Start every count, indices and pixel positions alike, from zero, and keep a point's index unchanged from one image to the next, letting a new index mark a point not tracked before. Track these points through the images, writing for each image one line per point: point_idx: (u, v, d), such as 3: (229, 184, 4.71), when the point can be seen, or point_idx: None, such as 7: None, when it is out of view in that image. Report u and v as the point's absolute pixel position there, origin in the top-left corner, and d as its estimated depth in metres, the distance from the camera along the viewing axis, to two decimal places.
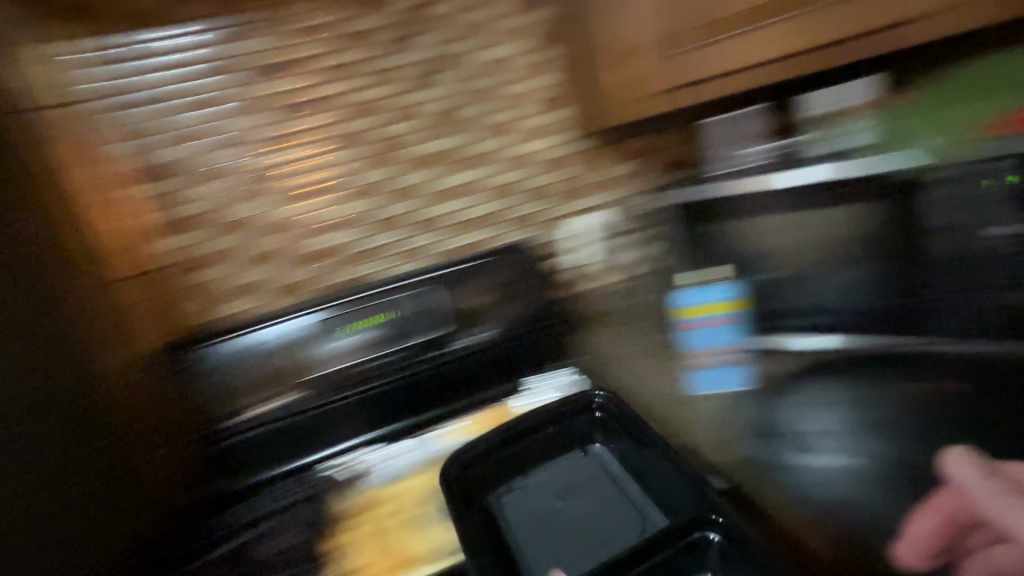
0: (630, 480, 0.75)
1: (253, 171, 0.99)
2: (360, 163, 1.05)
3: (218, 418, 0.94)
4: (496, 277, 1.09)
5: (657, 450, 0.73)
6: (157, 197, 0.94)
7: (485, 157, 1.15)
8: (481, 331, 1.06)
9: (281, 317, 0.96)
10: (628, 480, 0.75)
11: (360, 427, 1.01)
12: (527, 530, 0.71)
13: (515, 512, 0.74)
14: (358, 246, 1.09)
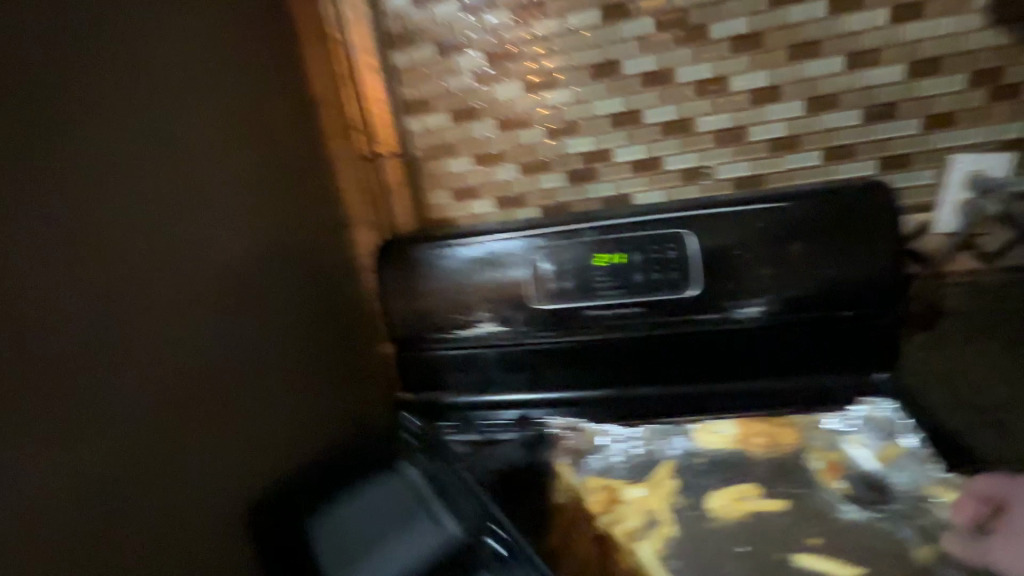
0: (433, 500, 0.70)
1: (502, 47, 0.81)
2: (635, 43, 0.77)
3: (414, 331, 0.85)
4: (817, 236, 0.71)
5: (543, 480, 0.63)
6: (403, 73, 0.85)
7: (827, 45, 0.72)
8: (753, 307, 0.73)
9: (505, 236, 0.81)
10: (427, 489, 0.73)
11: (556, 388, 0.83)
12: (328, 540, 0.68)
13: (327, 528, 0.69)
14: (609, 158, 0.83)
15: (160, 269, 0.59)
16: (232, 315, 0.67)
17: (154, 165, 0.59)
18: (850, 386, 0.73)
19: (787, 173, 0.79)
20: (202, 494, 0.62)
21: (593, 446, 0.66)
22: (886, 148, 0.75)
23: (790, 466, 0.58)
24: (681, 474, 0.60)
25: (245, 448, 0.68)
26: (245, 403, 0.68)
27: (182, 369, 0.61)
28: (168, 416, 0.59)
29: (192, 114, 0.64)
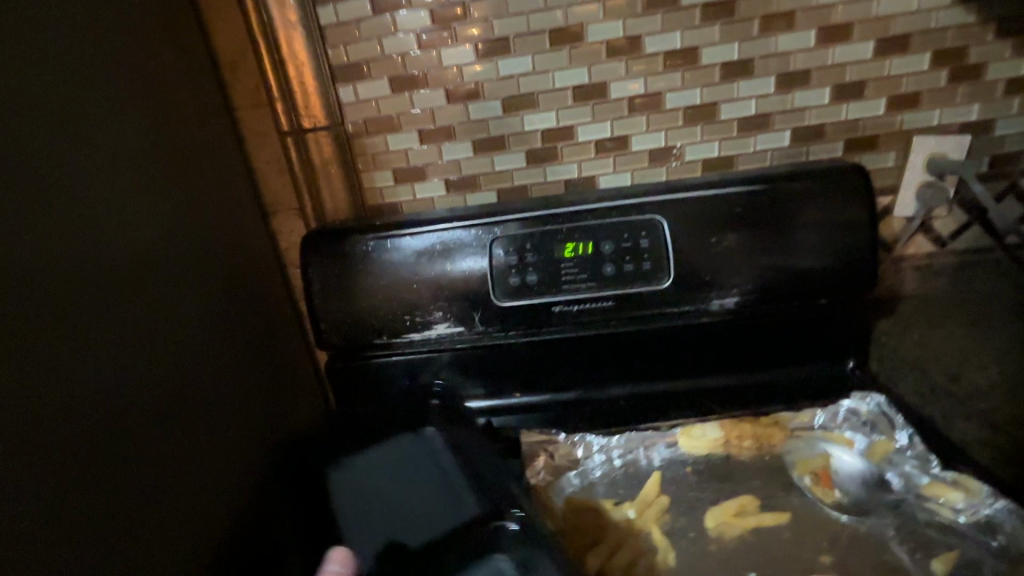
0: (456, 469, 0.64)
1: (449, 5, 0.70)
2: (600, 6, 0.69)
3: (349, 338, 0.73)
4: (791, 222, 0.67)
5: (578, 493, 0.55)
6: (330, 31, 0.72)
7: (798, 17, 0.68)
8: (728, 298, 0.68)
9: (457, 224, 0.71)
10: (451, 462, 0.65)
11: (518, 394, 0.75)
12: (353, 499, 0.64)
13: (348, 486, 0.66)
14: (571, 137, 0.75)
15: (68, 249, 0.47)
16: (154, 314, 0.56)
17: (38, 124, 0.46)
18: (822, 375, 0.71)
19: (756, 155, 0.75)
20: (183, 513, 0.53)
21: (569, 462, 0.59)
22: (853, 129, 0.73)
23: (780, 470, 0.54)
24: (671, 488, 0.54)
25: (189, 467, 0.56)
26: (183, 415, 0.57)
27: (110, 373, 0.48)
28: (108, 424, 0.47)
29: (80, 72, 0.52)
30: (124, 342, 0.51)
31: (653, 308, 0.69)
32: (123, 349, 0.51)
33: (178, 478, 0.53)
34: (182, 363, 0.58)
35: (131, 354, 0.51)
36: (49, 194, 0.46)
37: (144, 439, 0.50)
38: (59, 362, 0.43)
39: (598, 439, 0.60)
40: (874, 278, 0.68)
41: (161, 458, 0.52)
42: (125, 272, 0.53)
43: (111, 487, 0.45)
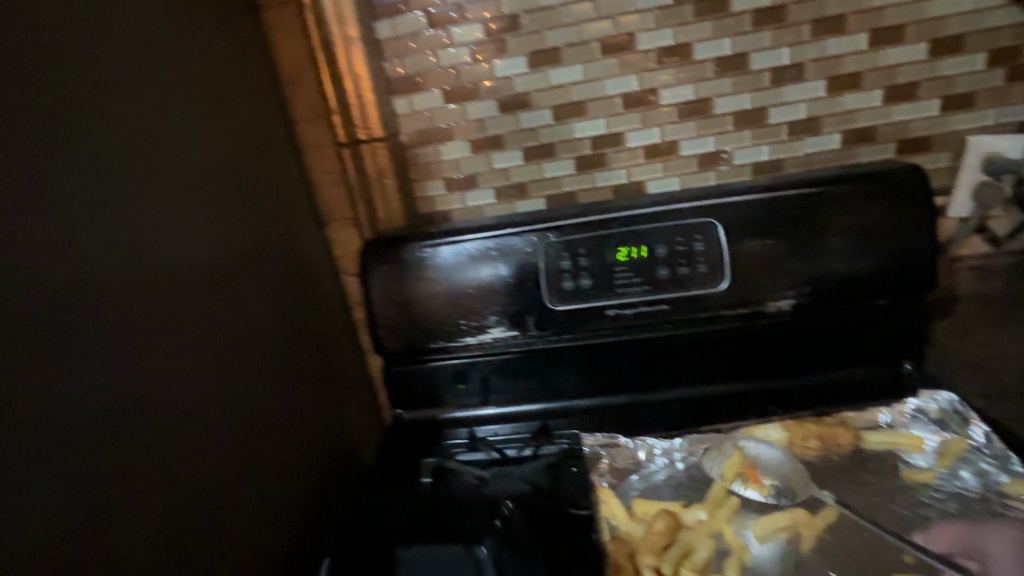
0: None
1: (501, 19, 0.72)
2: (651, 15, 0.71)
3: (406, 343, 0.75)
4: (847, 224, 0.68)
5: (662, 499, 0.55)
6: (386, 46, 0.75)
7: (851, 20, 0.69)
8: (785, 301, 0.69)
9: (510, 231, 0.72)
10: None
11: (569, 397, 0.75)
12: None
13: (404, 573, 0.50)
14: (620, 143, 0.77)
15: (131, 272, 0.50)
16: (222, 315, 0.61)
17: (111, 161, 0.50)
18: (881, 377, 0.71)
19: (805, 157, 0.75)
20: (228, 518, 0.56)
21: (631, 466, 0.60)
22: (905, 130, 0.73)
23: (847, 470, 0.55)
24: (739, 489, 0.55)
25: (246, 453, 0.61)
26: (243, 408, 0.62)
27: (183, 368, 0.54)
28: (176, 419, 0.52)
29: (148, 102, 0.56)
30: (195, 343, 0.56)
31: (708, 311, 0.69)
32: (194, 346, 0.56)
33: (225, 485, 0.57)
34: (245, 360, 0.64)
35: (200, 351, 0.57)
36: (120, 222, 0.50)
37: (208, 427, 0.56)
38: (141, 358, 0.49)
39: (659, 444, 0.61)
40: (932, 279, 0.68)
41: (221, 445, 0.57)
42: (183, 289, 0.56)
43: (176, 470, 0.51)
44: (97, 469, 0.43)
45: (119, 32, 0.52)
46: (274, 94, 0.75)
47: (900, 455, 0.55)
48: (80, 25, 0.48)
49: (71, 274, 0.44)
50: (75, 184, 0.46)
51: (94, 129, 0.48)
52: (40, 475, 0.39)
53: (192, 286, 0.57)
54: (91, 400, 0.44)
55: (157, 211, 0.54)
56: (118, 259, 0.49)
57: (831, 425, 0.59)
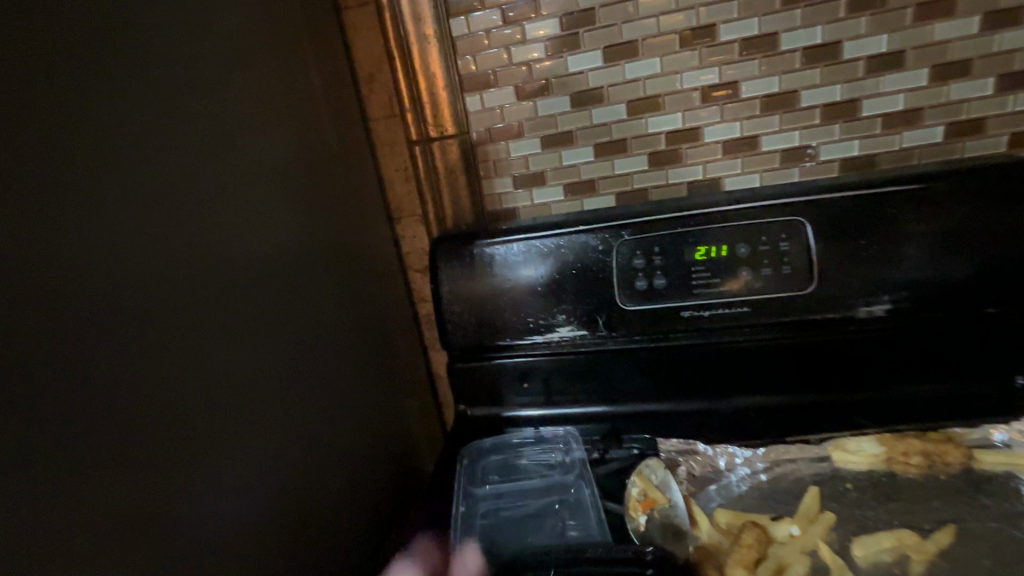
0: (514, 484, 0.61)
1: (578, 12, 0.71)
2: (735, 4, 0.68)
3: (472, 339, 0.75)
4: (948, 225, 0.63)
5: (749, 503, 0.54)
6: (460, 43, 0.75)
7: (961, 3, 0.63)
8: (878, 306, 0.65)
9: (583, 228, 0.70)
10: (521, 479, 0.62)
11: (637, 401, 0.73)
12: (500, 455, 0.66)
13: (505, 449, 0.67)
14: (697, 138, 0.74)
15: (215, 254, 0.53)
16: (289, 308, 0.63)
17: (199, 147, 0.53)
18: (991, 393, 0.64)
19: (902, 152, 0.70)
20: (292, 493, 0.59)
21: (712, 474, 0.57)
22: (1021, 122, 0.66)
23: (958, 492, 0.50)
24: (834, 505, 0.51)
25: (307, 443, 0.63)
26: (305, 398, 0.64)
27: (252, 358, 0.56)
28: (243, 398, 0.54)
29: (237, 96, 0.59)
30: (265, 328, 0.59)
31: (791, 316, 0.66)
32: (263, 335, 0.58)
33: (289, 459, 0.59)
34: (309, 351, 0.66)
35: (269, 342, 0.59)
36: (207, 210, 0.53)
37: (273, 414, 0.58)
38: (214, 348, 0.51)
39: (741, 452, 0.59)
40: None
41: (285, 433, 0.59)
42: (257, 276, 0.58)
43: (242, 456, 0.53)
44: (173, 453, 0.45)
45: (201, 37, 0.55)
46: (351, 94, 0.78)
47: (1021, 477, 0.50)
48: (167, 32, 0.51)
49: (157, 267, 0.46)
50: (161, 182, 0.48)
51: (181, 121, 0.51)
52: (128, 457, 0.41)
53: (263, 279, 0.59)
54: (170, 388, 0.46)
55: (234, 207, 0.57)
56: (200, 252, 0.51)
57: (938, 440, 0.55)
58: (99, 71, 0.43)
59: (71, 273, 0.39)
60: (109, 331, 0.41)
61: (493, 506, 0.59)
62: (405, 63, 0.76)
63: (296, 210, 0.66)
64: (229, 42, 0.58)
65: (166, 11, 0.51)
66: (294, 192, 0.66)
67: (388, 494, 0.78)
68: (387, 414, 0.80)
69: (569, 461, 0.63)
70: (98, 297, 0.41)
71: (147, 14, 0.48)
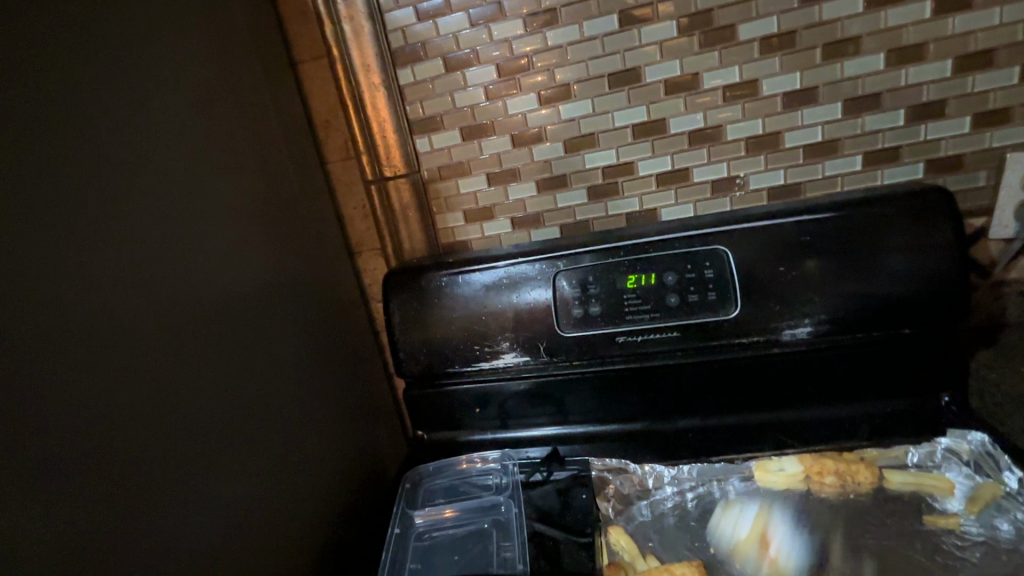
0: (454, 508, 0.65)
1: (516, 58, 0.76)
2: (655, 48, 0.72)
3: (424, 367, 0.78)
4: (864, 248, 0.65)
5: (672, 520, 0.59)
6: (408, 90, 0.81)
7: (866, 42, 0.68)
8: (801, 329, 0.67)
9: (522, 259, 0.75)
10: (459, 503, 0.66)
11: (585, 423, 0.76)
12: (446, 478, 0.70)
13: (449, 471, 0.71)
14: (632, 172, 0.78)
15: (192, 295, 0.58)
16: (261, 344, 0.67)
17: (177, 198, 0.58)
18: (913, 410, 0.67)
19: (825, 180, 0.74)
20: (270, 517, 0.63)
21: (640, 491, 0.63)
22: (932, 150, 0.70)
23: (868, 511, 0.56)
24: (745, 521, 0.57)
25: (281, 470, 0.67)
26: (278, 430, 0.67)
27: (223, 392, 0.60)
28: (219, 427, 0.58)
29: (210, 148, 0.64)
30: (239, 363, 0.63)
31: (718, 339, 0.69)
32: (236, 370, 0.62)
33: (265, 485, 0.63)
34: (281, 384, 0.70)
35: (240, 377, 0.63)
36: (185, 253, 0.58)
37: (247, 446, 0.62)
38: (184, 387, 0.55)
39: (668, 472, 0.64)
40: (965, 304, 0.65)
41: (262, 461, 0.64)
42: (231, 314, 0.63)
43: (218, 486, 0.57)
44: (139, 492, 0.48)
45: (172, 102, 0.60)
46: (308, 139, 0.83)
47: (925, 496, 0.56)
48: (131, 97, 0.55)
49: (127, 316, 0.50)
50: (128, 236, 0.52)
51: (159, 176, 0.57)
52: (107, 489, 0.45)
53: (234, 317, 0.63)
54: (139, 428, 0.49)
55: (205, 253, 0.61)
56: (179, 294, 0.56)
57: (851, 462, 0.61)
58: (82, 141, 0.49)
59: (57, 322, 0.44)
60: (77, 380, 0.44)
61: (427, 529, 0.63)
62: (360, 109, 0.82)
63: (269, 249, 0.72)
64: (198, 102, 0.63)
65: (134, 79, 0.55)
66: (267, 232, 0.72)
67: (364, 518, 0.82)
68: (356, 440, 0.84)
69: (505, 482, 0.67)
70: (78, 350, 0.45)
71: (123, 84, 0.54)
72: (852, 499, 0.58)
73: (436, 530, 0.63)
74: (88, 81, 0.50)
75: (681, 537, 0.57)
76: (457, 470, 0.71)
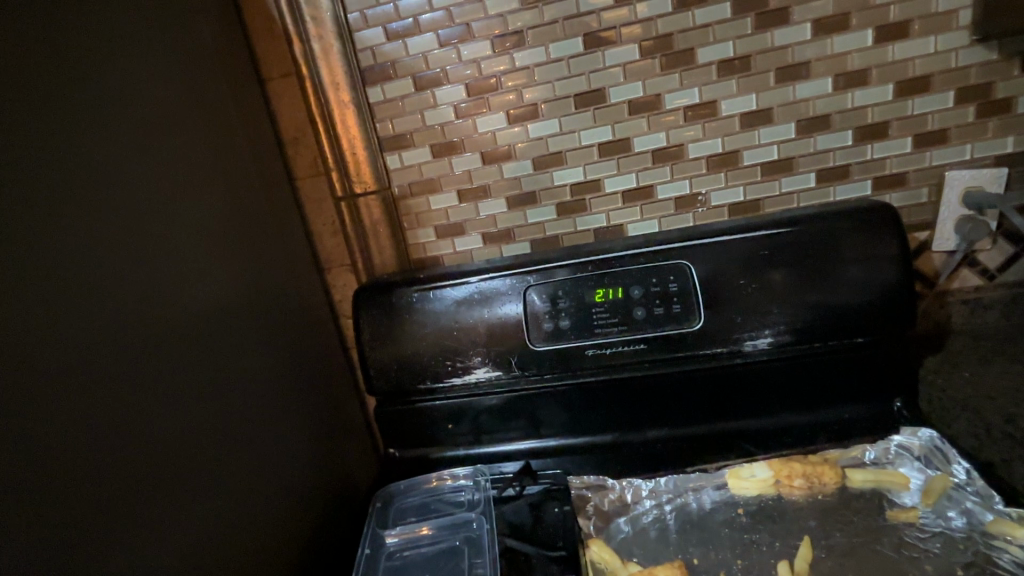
0: (426, 527, 0.64)
1: (484, 78, 0.78)
2: (619, 70, 0.75)
3: (395, 383, 0.78)
4: (818, 260, 0.68)
5: (654, 522, 0.61)
6: (378, 108, 0.82)
7: (816, 66, 0.72)
8: (762, 340, 0.70)
9: (493, 274, 0.75)
10: (433, 522, 0.65)
11: (558, 436, 0.77)
12: (417, 497, 0.70)
13: (420, 488, 0.70)
14: (599, 189, 0.80)
15: (160, 314, 0.57)
16: (229, 363, 0.66)
17: (145, 215, 0.58)
18: (869, 415, 0.70)
19: (782, 196, 0.77)
20: (241, 539, 0.62)
21: (618, 508, 0.64)
22: (879, 168, 0.74)
23: (835, 510, 0.59)
24: (725, 530, 0.59)
25: (252, 492, 0.65)
26: (246, 453, 0.65)
27: (188, 416, 0.58)
28: (189, 448, 0.57)
29: (178, 163, 0.63)
30: (207, 382, 0.62)
31: (684, 351, 0.71)
32: (201, 391, 0.60)
33: (237, 507, 0.62)
34: (250, 405, 0.68)
35: (207, 400, 0.61)
36: (154, 269, 0.57)
37: (217, 468, 0.60)
38: (150, 408, 0.53)
39: (647, 484, 0.65)
40: (912, 313, 0.68)
41: (232, 483, 0.62)
42: (199, 332, 0.62)
43: (189, 509, 0.55)
44: (98, 525, 0.45)
45: (140, 118, 0.59)
46: (276, 155, 0.82)
47: (885, 493, 0.59)
48: (88, 109, 0.53)
49: (83, 339, 0.48)
50: (94, 253, 0.51)
51: (129, 193, 0.56)
52: (77, 513, 0.44)
53: (199, 338, 0.62)
54: (107, 451, 0.48)
55: (171, 270, 0.60)
56: (148, 312, 0.55)
57: (816, 463, 0.63)
58: (48, 158, 0.48)
59: (24, 342, 0.43)
60: (25, 409, 0.42)
61: (399, 548, 0.63)
62: (329, 126, 0.82)
63: (238, 266, 0.71)
64: (165, 118, 0.63)
65: (100, 94, 0.54)
66: (234, 247, 0.71)
67: (336, 538, 0.80)
68: (328, 460, 0.82)
69: (477, 498, 0.67)
70: (44, 371, 0.44)
71: (91, 100, 0.53)
72: (816, 502, 0.60)
73: (411, 548, 0.62)
74: (57, 97, 0.50)
75: (665, 549, 0.58)
76: (431, 487, 0.70)
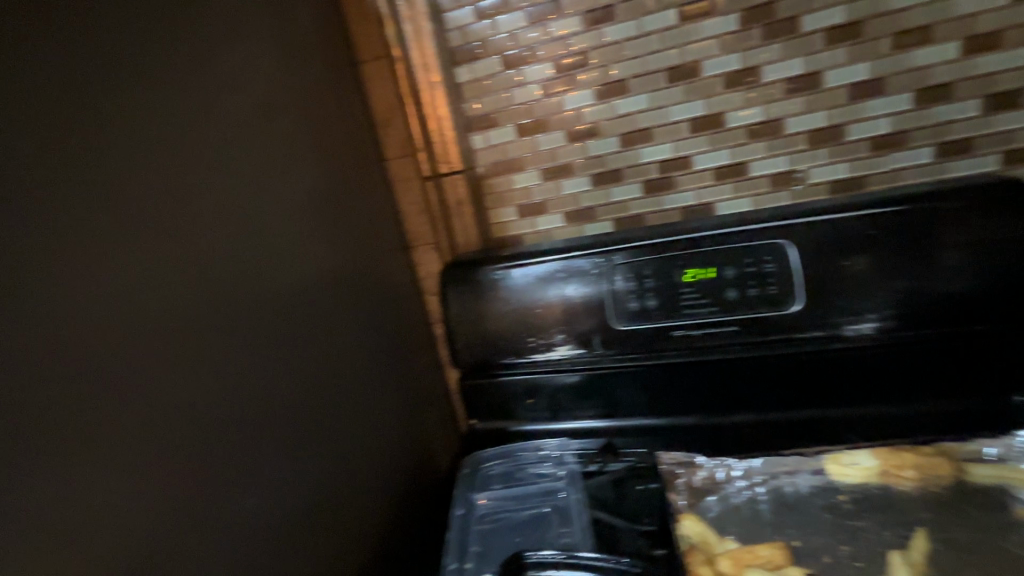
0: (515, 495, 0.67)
1: (571, 54, 0.77)
2: (714, 42, 0.72)
3: (479, 357, 0.80)
4: (933, 241, 0.64)
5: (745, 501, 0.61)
6: (464, 87, 0.83)
7: (939, 30, 0.66)
8: (864, 324, 0.67)
9: (576, 253, 0.75)
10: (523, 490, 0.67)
11: (639, 415, 0.76)
12: (504, 464, 0.72)
13: (510, 455, 0.72)
14: (688, 166, 0.78)
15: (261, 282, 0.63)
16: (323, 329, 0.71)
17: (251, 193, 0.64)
18: (985, 409, 0.65)
19: (890, 173, 0.72)
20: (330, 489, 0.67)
21: (708, 486, 0.63)
22: (1008, 140, 0.68)
23: (947, 503, 0.55)
24: (824, 515, 0.57)
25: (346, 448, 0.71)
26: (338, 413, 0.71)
27: (282, 377, 0.63)
28: (284, 402, 0.63)
29: (279, 145, 0.69)
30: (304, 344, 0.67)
31: (778, 334, 0.69)
32: (296, 359, 0.66)
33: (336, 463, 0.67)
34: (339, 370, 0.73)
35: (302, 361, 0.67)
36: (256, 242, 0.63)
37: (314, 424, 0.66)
38: (253, 365, 0.60)
39: (738, 465, 0.64)
40: None
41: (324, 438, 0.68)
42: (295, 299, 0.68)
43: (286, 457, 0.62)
44: None
45: (248, 103, 0.65)
46: (368, 135, 0.86)
47: (1005, 489, 0.55)
48: (197, 101, 0.58)
49: (191, 309, 0.53)
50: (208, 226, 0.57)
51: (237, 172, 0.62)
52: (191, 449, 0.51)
53: (295, 307, 0.67)
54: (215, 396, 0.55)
55: (273, 241, 0.66)
56: (251, 280, 0.61)
57: (929, 456, 0.60)
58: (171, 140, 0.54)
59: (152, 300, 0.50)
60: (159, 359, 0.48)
61: (489, 512, 0.65)
62: (419, 108, 0.85)
63: (331, 240, 0.76)
64: (269, 103, 0.68)
65: (213, 83, 0.60)
66: (327, 223, 0.76)
67: (417, 499, 0.85)
68: (412, 427, 0.87)
69: (564, 471, 0.69)
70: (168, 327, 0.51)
71: (208, 88, 0.59)
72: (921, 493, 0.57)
73: (500, 512, 0.65)
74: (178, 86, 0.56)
75: (759, 528, 0.57)
76: (517, 456, 0.72)
